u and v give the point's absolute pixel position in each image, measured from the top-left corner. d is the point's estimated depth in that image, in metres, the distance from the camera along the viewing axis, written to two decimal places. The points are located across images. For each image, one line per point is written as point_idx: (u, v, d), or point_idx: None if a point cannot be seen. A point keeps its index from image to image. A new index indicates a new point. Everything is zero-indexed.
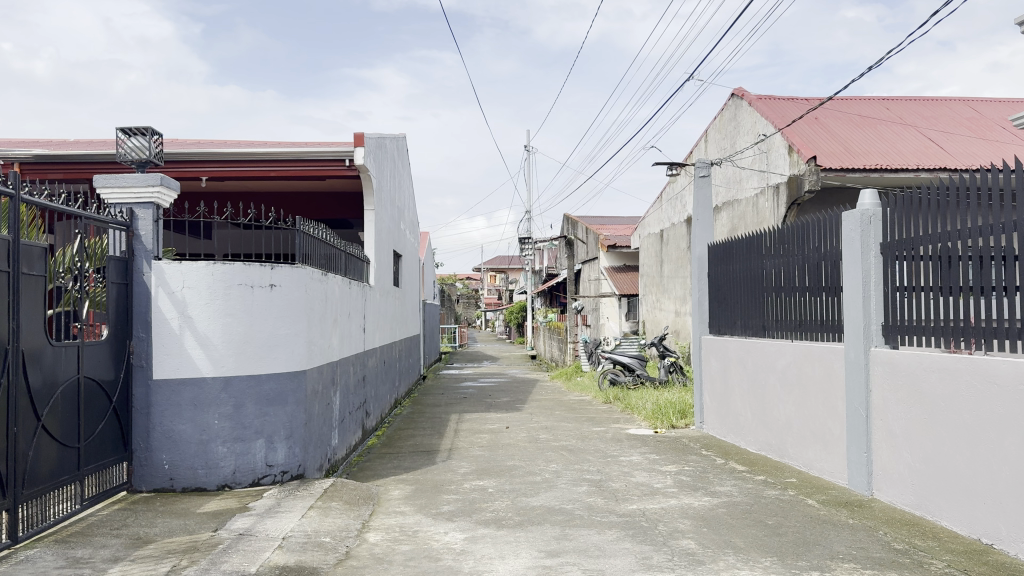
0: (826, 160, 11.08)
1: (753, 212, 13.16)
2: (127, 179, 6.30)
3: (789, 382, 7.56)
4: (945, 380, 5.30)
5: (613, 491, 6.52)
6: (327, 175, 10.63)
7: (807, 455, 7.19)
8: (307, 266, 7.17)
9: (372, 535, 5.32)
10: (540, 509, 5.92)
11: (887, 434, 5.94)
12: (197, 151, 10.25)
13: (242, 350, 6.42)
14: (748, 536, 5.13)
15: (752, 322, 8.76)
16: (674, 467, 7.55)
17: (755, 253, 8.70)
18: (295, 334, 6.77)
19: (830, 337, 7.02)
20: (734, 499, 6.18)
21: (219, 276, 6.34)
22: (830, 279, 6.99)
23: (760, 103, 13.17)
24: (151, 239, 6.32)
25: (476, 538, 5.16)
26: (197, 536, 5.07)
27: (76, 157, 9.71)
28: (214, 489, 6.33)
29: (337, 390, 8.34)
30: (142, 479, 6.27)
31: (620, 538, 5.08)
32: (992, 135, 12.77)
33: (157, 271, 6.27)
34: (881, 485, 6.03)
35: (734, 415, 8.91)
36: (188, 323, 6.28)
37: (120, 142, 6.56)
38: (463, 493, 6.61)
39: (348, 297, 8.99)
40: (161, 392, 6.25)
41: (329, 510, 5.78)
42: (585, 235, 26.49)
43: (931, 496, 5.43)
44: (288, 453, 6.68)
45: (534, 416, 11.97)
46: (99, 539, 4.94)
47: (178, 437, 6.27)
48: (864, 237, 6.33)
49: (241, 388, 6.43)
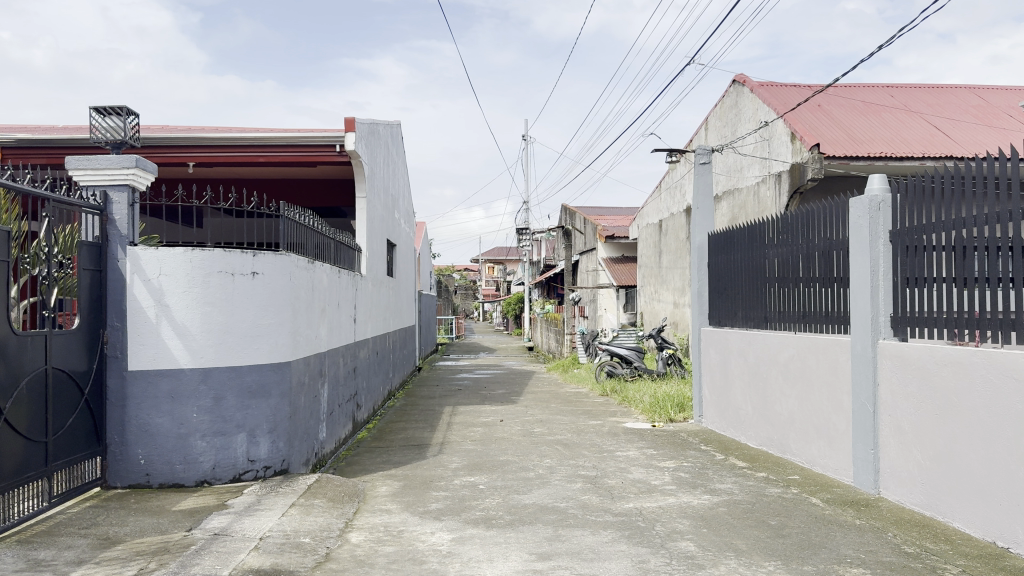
0: (829, 148, 10.81)
1: (754, 201, 12.89)
2: (100, 160, 6.01)
3: (791, 376, 7.30)
4: (960, 374, 5.03)
5: (608, 489, 6.25)
6: (318, 161, 10.31)
7: (810, 451, 6.93)
8: (293, 253, 6.87)
9: (355, 535, 5.06)
10: (532, 507, 5.66)
11: (896, 430, 5.68)
12: (184, 135, 9.93)
13: (221, 340, 6.15)
14: (749, 537, 4.87)
15: (753, 314, 8.49)
16: (671, 463, 7.28)
17: (757, 243, 8.42)
18: (277, 324, 6.48)
19: (836, 329, 6.76)
20: (734, 497, 5.91)
21: (198, 263, 6.06)
22: (838, 269, 6.70)
23: (762, 90, 12.89)
24: (127, 224, 6.04)
25: (463, 538, 4.90)
26: (169, 535, 4.81)
27: (57, 140, 9.37)
28: (192, 485, 6.07)
29: (325, 382, 8.06)
30: (117, 474, 6.00)
31: (615, 540, 4.82)
32: (999, 123, 12.47)
33: (132, 257, 5.99)
34: (889, 483, 5.77)
35: (734, 408, 8.64)
36: (165, 312, 6.01)
37: (94, 119, 6.26)
38: (453, 489, 6.35)
39: (337, 286, 8.70)
40: (136, 384, 5.97)
41: (310, 508, 5.51)
42: (585, 224, 25.94)
43: (942, 497, 5.17)
44: (271, 448, 6.41)
45: (530, 409, 11.72)
46: (64, 539, 4.67)
47: (155, 431, 6.00)
48: (872, 224, 6.05)
49: (222, 379, 6.16)
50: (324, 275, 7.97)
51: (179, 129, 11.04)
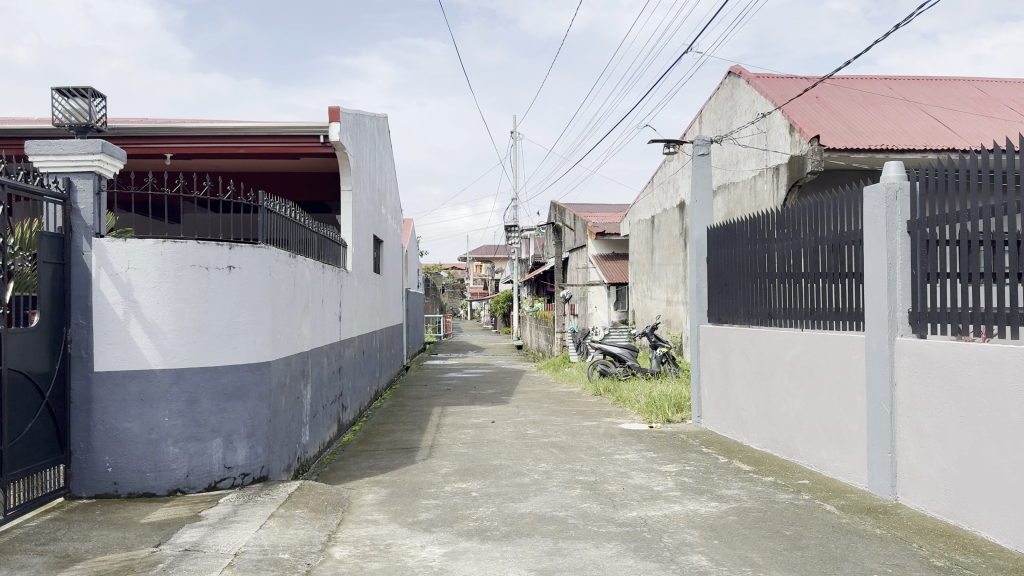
0: (829, 140, 10.47)
1: (751, 195, 12.58)
2: (64, 146, 5.58)
3: (798, 374, 6.97)
4: (988, 374, 4.68)
5: (609, 495, 5.89)
6: (302, 152, 9.87)
7: (819, 454, 6.61)
8: (273, 247, 6.46)
9: (338, 550, 4.67)
10: (529, 517, 5.28)
11: (915, 431, 5.35)
12: (160, 125, 9.48)
13: (195, 339, 5.73)
14: (765, 550, 4.52)
15: (756, 311, 8.15)
16: (674, 467, 6.92)
17: (759, 237, 8.08)
18: (255, 322, 6.07)
19: (847, 325, 6.43)
20: (744, 504, 5.56)
21: (170, 256, 5.65)
22: (849, 263, 6.34)
23: (759, 81, 12.57)
24: (93, 214, 5.62)
25: (456, 553, 4.52)
26: (135, 552, 4.39)
27: (24, 130, 8.92)
28: (164, 494, 5.66)
29: (308, 383, 7.64)
30: (82, 483, 5.57)
31: (621, 554, 4.46)
32: (1000, 115, 12.18)
33: (98, 250, 5.56)
34: (908, 489, 5.44)
35: (736, 409, 8.30)
36: (135, 309, 5.59)
37: (56, 101, 5.83)
38: (444, 497, 5.96)
39: (320, 283, 8.27)
40: (103, 386, 5.55)
41: (291, 520, 5.11)
42: (574, 221, 25.64)
43: (968, 504, 4.84)
44: (249, 454, 6.01)
45: (521, 409, 11.35)
46: (17, 558, 4.26)
47: (123, 437, 5.57)
48: (888, 214, 5.69)
49: (196, 381, 5.75)
50: (306, 271, 7.54)
51: (153, 118, 10.56)
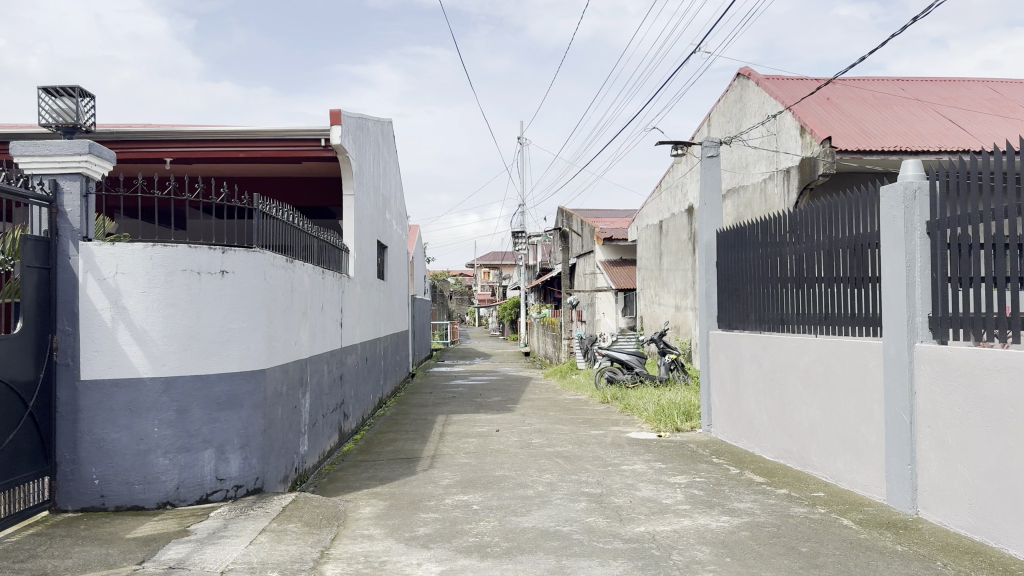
0: (841, 141, 10.22)
1: (761, 198, 12.34)
2: (50, 146, 5.42)
3: (812, 382, 6.72)
4: (1015, 382, 4.42)
5: (615, 508, 5.66)
6: (303, 156, 9.69)
7: (834, 465, 6.36)
8: (268, 252, 6.25)
9: (330, 568, 4.45)
10: (532, 532, 5.06)
11: (937, 442, 5.10)
12: (161, 129, 9.34)
13: (186, 346, 5.55)
14: (781, 568, 4.27)
15: (767, 317, 7.90)
16: (683, 478, 6.68)
17: (771, 240, 7.83)
18: (249, 329, 5.87)
19: (863, 331, 6.17)
20: (757, 519, 5.31)
21: (160, 260, 5.46)
22: (865, 267, 6.09)
23: (768, 83, 12.35)
24: (80, 217, 5.44)
25: (453, 571, 4.30)
26: (116, 570, 4.19)
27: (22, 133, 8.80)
28: (153, 507, 5.46)
29: (306, 391, 7.42)
30: (68, 496, 5.37)
31: (628, 573, 4.22)
32: (1016, 116, 11.87)
33: (85, 254, 5.37)
34: (929, 503, 5.19)
35: (748, 418, 8.05)
36: (123, 315, 5.40)
37: (43, 100, 5.64)
38: (444, 511, 5.73)
39: (320, 289, 8.08)
40: (90, 395, 5.36)
41: (283, 535, 4.90)
42: (581, 226, 25.41)
43: (994, 519, 4.58)
44: (243, 465, 5.80)
45: (527, 418, 11.11)
46: None
47: (110, 448, 5.38)
48: (906, 214, 5.44)
49: (187, 390, 5.56)
50: (304, 277, 7.33)
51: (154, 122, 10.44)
